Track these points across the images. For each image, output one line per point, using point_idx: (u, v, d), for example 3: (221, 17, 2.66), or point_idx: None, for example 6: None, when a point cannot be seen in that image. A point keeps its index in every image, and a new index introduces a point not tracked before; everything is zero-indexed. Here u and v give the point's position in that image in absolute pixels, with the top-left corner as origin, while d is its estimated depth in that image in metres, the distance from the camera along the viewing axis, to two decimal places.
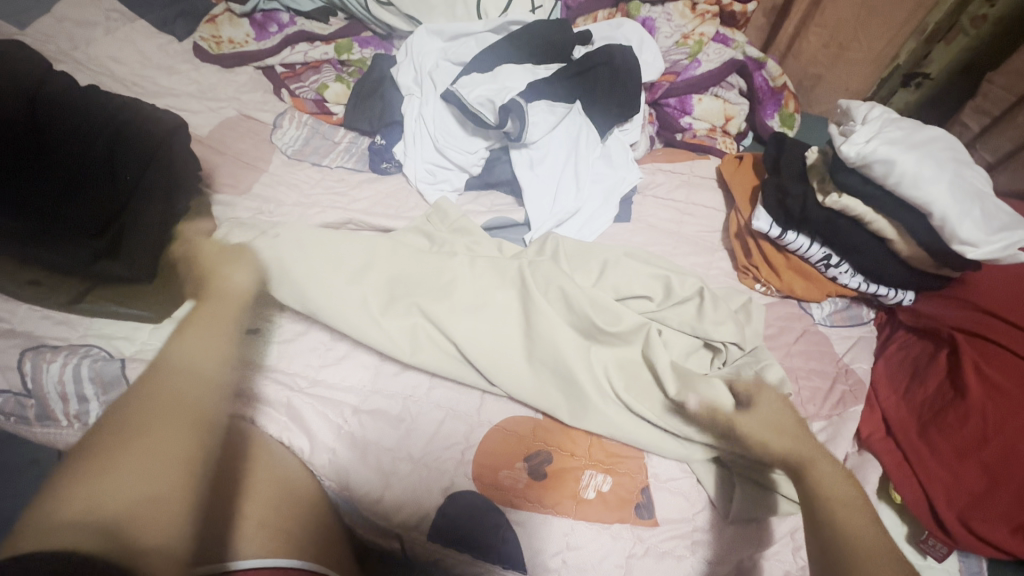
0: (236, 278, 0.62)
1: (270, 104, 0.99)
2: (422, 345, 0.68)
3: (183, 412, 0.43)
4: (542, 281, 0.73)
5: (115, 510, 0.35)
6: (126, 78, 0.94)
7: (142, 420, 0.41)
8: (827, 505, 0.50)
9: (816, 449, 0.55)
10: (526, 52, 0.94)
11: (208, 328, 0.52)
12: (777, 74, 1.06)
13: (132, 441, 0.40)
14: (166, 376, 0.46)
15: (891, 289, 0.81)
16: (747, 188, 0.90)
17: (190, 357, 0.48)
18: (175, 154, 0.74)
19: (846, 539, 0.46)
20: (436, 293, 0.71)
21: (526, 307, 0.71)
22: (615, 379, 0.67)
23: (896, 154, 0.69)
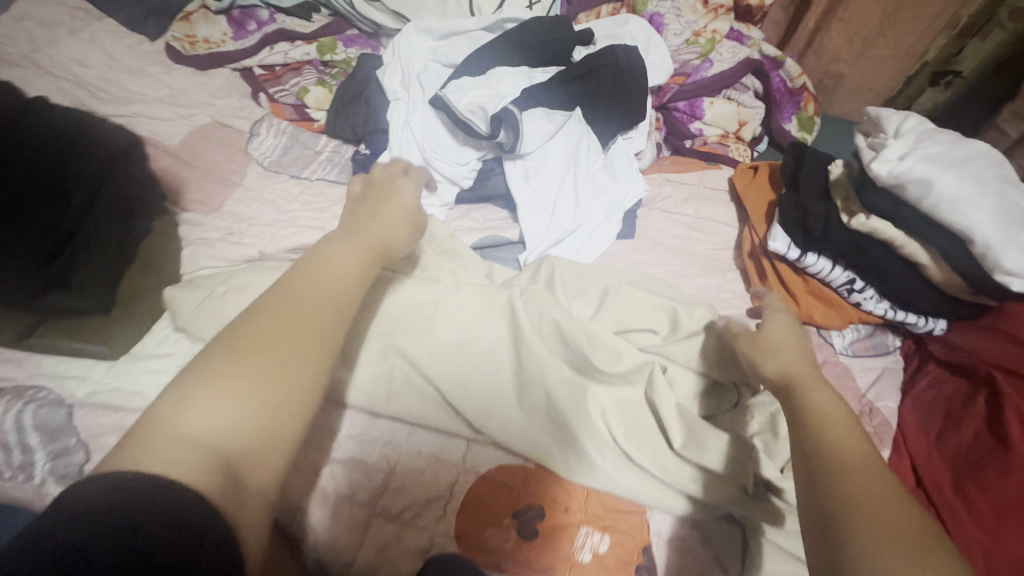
0: (403, 215, 0.57)
1: (246, 109, 0.92)
2: (398, 392, 0.62)
3: (311, 344, 0.40)
4: (536, 309, 0.66)
5: (226, 439, 0.35)
6: (91, 82, 0.88)
7: (271, 342, 0.39)
8: (812, 428, 0.45)
9: (812, 371, 0.51)
10: (521, 53, 0.86)
11: (355, 252, 0.49)
12: (796, 74, 0.97)
13: (249, 358, 0.38)
14: (306, 295, 0.43)
15: (920, 317, 0.75)
16: (763, 203, 0.83)
17: (331, 279, 0.45)
18: (132, 173, 0.69)
19: (831, 461, 0.42)
20: (415, 327, 0.64)
21: (517, 342, 0.64)
22: (615, 426, 0.61)
23: (935, 174, 0.61)
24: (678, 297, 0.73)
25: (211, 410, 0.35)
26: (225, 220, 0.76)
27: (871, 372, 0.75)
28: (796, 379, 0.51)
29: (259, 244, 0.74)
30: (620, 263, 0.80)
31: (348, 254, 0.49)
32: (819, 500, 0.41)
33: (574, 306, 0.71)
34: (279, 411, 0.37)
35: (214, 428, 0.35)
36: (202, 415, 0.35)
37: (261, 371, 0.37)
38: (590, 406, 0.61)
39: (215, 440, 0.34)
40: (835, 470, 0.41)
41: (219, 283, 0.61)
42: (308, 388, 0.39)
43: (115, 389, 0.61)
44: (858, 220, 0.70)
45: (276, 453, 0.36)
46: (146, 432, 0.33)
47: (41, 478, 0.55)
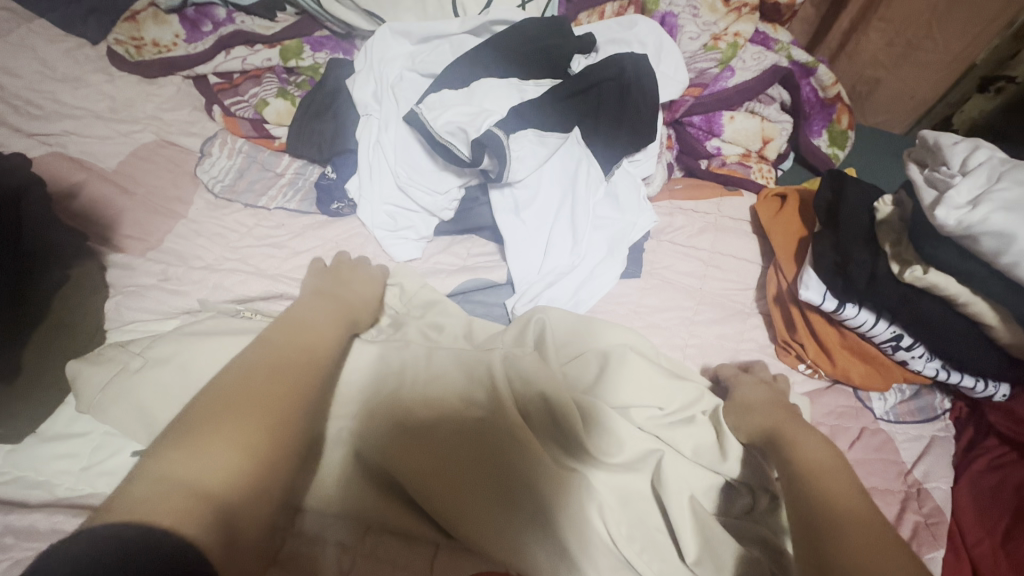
0: (362, 279, 0.63)
1: (199, 125, 0.81)
2: (353, 485, 0.52)
3: (293, 389, 0.42)
4: (519, 375, 0.55)
5: (212, 482, 0.35)
6: (19, 94, 0.77)
7: (256, 393, 0.40)
8: (807, 482, 0.49)
9: (790, 421, 0.55)
10: (511, 64, 0.74)
11: (329, 317, 0.53)
12: (829, 82, 0.85)
13: (234, 403, 0.39)
14: (284, 353, 0.45)
15: (981, 382, 0.62)
16: (791, 238, 0.72)
17: (309, 338, 0.48)
18: (33, 212, 0.57)
19: (826, 516, 0.45)
20: (376, 405, 0.54)
21: (495, 413, 0.52)
22: (612, 520, 0.49)
23: (1017, 226, 0.49)
24: (686, 375, 0.62)
25: (202, 453, 0.36)
26: (161, 262, 0.66)
27: (917, 443, 0.64)
28: (785, 431, 0.54)
29: (199, 293, 0.64)
30: (625, 310, 0.69)
31: (322, 318, 0.52)
32: (825, 561, 0.42)
33: (570, 373, 0.59)
34: (267, 455, 0.38)
35: (205, 477, 0.35)
36: (193, 463, 0.35)
37: (248, 414, 0.39)
38: (586, 506, 0.49)
39: (204, 481, 0.34)
40: (830, 520, 0.45)
41: (137, 354, 0.54)
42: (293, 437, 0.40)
43: (18, 479, 0.51)
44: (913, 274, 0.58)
45: (260, 497, 0.36)
46: (134, 481, 0.34)
47: None
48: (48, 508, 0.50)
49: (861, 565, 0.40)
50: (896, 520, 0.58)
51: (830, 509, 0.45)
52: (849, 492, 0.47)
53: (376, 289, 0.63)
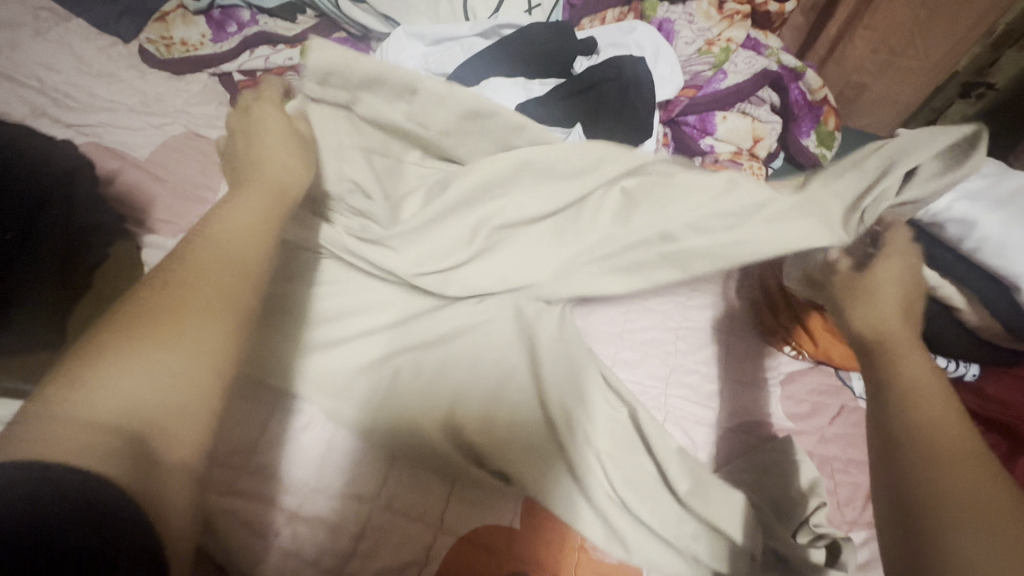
0: (291, 146, 0.54)
1: (224, 119, 0.86)
2: (389, 415, 0.60)
3: (229, 308, 0.37)
4: (501, 360, 0.65)
5: (144, 413, 0.31)
6: (57, 88, 0.82)
7: (176, 308, 0.35)
8: (899, 397, 0.42)
9: (902, 331, 0.47)
10: (518, 65, 0.80)
11: (261, 210, 0.45)
12: (817, 86, 0.91)
13: (161, 324, 0.34)
14: (201, 276, 0.37)
15: (951, 361, 0.67)
16: None
17: (239, 236, 0.41)
18: (78, 199, 0.63)
19: (905, 438, 0.39)
20: (423, 356, 0.65)
21: (535, 374, 0.63)
22: (614, 472, 0.56)
23: (977, 214, 0.56)
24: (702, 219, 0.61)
25: (119, 379, 0.31)
26: None
27: None
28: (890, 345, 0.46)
29: None
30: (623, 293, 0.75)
31: (253, 213, 0.44)
32: (912, 500, 0.36)
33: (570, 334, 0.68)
34: (204, 383, 0.34)
35: (122, 404, 0.31)
36: (119, 391, 0.31)
37: (182, 336, 0.34)
38: (584, 470, 0.56)
39: (131, 412, 0.31)
40: (924, 447, 0.38)
41: None
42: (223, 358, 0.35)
43: None
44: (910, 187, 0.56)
45: (196, 431, 0.33)
46: (45, 414, 0.29)
47: None
48: None
49: (939, 488, 0.36)
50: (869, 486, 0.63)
51: (921, 439, 0.38)
52: (949, 421, 0.39)
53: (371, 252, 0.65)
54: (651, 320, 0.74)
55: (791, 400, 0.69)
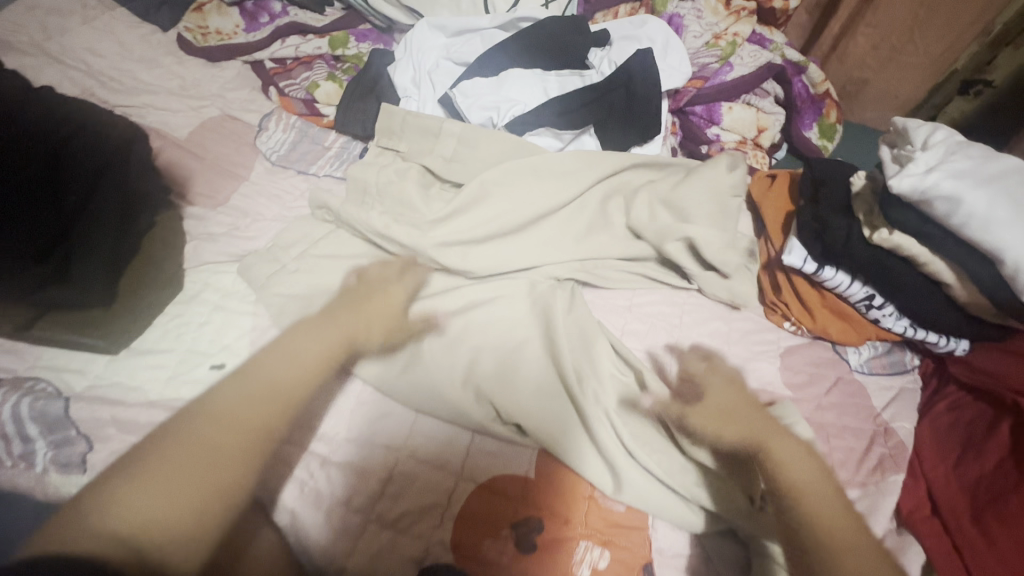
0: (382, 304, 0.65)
1: (257, 103, 0.91)
2: (413, 373, 0.64)
3: (239, 444, 0.48)
4: (513, 332, 0.69)
5: (147, 535, 0.41)
6: (102, 72, 0.88)
7: (209, 439, 0.47)
8: (788, 499, 0.53)
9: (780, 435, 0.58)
10: (536, 56, 0.85)
11: (320, 351, 0.57)
12: (819, 79, 0.95)
13: (180, 458, 0.45)
14: (237, 411, 0.50)
15: (943, 337, 0.71)
16: (779, 215, 0.80)
17: (283, 373, 0.54)
18: (133, 167, 0.66)
19: (820, 544, 0.50)
20: (443, 322, 0.68)
21: (550, 345, 0.67)
22: (622, 429, 0.61)
23: (963, 191, 0.59)
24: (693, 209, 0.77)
25: (142, 500, 0.42)
26: (230, 216, 0.76)
27: (888, 391, 0.73)
28: (762, 435, 0.58)
29: (264, 240, 0.73)
30: (630, 271, 0.79)
31: (313, 352, 0.56)
32: None
33: (579, 309, 0.72)
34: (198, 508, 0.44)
35: (144, 512, 0.42)
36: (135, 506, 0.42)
37: (191, 469, 0.45)
38: (596, 428, 0.61)
39: (139, 529, 0.41)
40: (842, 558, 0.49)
41: (211, 306, 0.67)
42: (230, 481, 0.46)
43: (114, 383, 0.61)
44: (903, 178, 0.62)
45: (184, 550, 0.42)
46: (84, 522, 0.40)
47: (44, 467, 0.56)
48: (144, 405, 0.60)
49: None
50: (864, 451, 0.67)
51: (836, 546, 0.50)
52: (844, 515, 0.52)
53: (405, 236, 0.70)
54: (657, 294, 0.79)
55: (790, 371, 0.73)
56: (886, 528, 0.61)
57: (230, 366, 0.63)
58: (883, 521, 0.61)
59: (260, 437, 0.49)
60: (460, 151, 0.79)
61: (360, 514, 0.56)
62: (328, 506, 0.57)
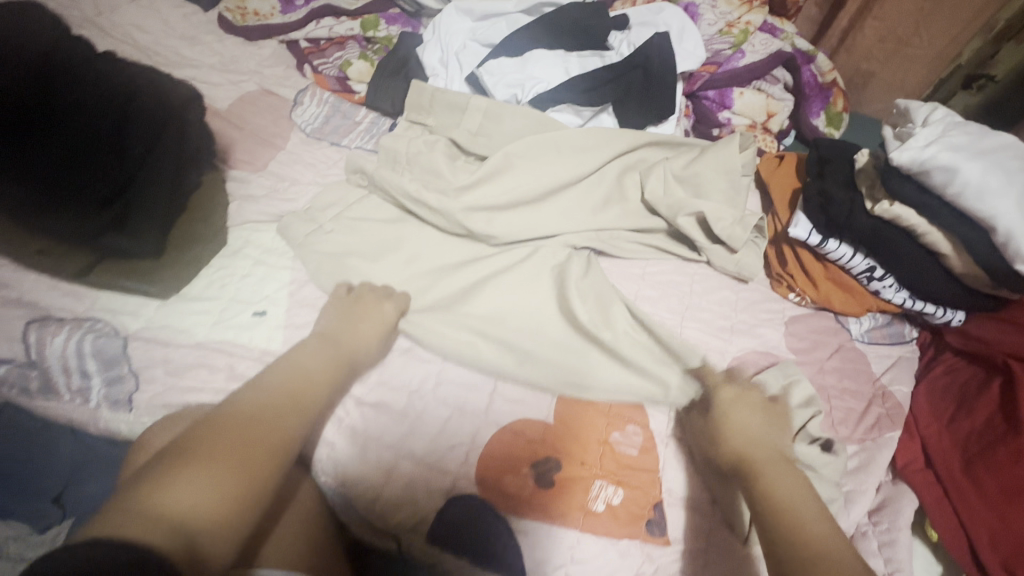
0: (371, 317, 0.66)
1: (292, 80, 0.96)
2: (438, 330, 0.68)
3: (273, 433, 0.50)
4: (531, 294, 0.73)
5: (196, 518, 0.40)
6: (148, 47, 0.93)
7: (245, 430, 0.48)
8: (768, 517, 0.50)
9: (775, 454, 0.56)
10: (558, 39, 0.89)
11: (326, 359, 0.60)
12: (826, 69, 1.00)
13: (224, 445, 0.46)
14: (261, 416, 0.50)
15: (939, 308, 0.75)
16: (786, 192, 0.85)
17: (299, 382, 0.56)
18: (188, 127, 0.71)
19: (796, 557, 0.45)
20: (466, 287, 0.73)
21: (564, 305, 0.72)
22: (631, 372, 0.68)
23: (960, 162, 0.63)
24: (705, 187, 0.82)
25: (189, 485, 0.41)
26: (269, 180, 0.80)
27: (887, 358, 0.77)
28: (753, 456, 0.56)
29: (302, 202, 0.78)
30: (645, 244, 0.83)
31: (321, 359, 0.60)
32: None
33: (592, 278, 0.76)
34: (244, 494, 0.43)
35: (190, 500, 0.40)
36: (184, 491, 0.41)
37: (233, 456, 0.45)
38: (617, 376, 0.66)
39: (188, 514, 0.40)
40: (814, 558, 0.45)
41: (253, 261, 0.71)
42: (271, 472, 0.47)
43: (164, 326, 0.65)
44: (908, 147, 0.67)
45: (229, 537, 0.41)
46: (131, 510, 0.38)
47: (98, 401, 0.60)
48: (193, 346, 0.64)
49: None
50: (863, 410, 0.71)
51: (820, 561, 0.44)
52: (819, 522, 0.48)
53: (433, 203, 0.74)
54: (669, 265, 0.83)
55: (794, 337, 0.77)
56: (881, 480, 0.65)
57: (270, 313, 0.67)
58: (879, 472, 0.65)
59: (287, 438, 0.50)
60: (485, 126, 0.84)
61: (390, 453, 0.61)
62: (367, 442, 0.61)
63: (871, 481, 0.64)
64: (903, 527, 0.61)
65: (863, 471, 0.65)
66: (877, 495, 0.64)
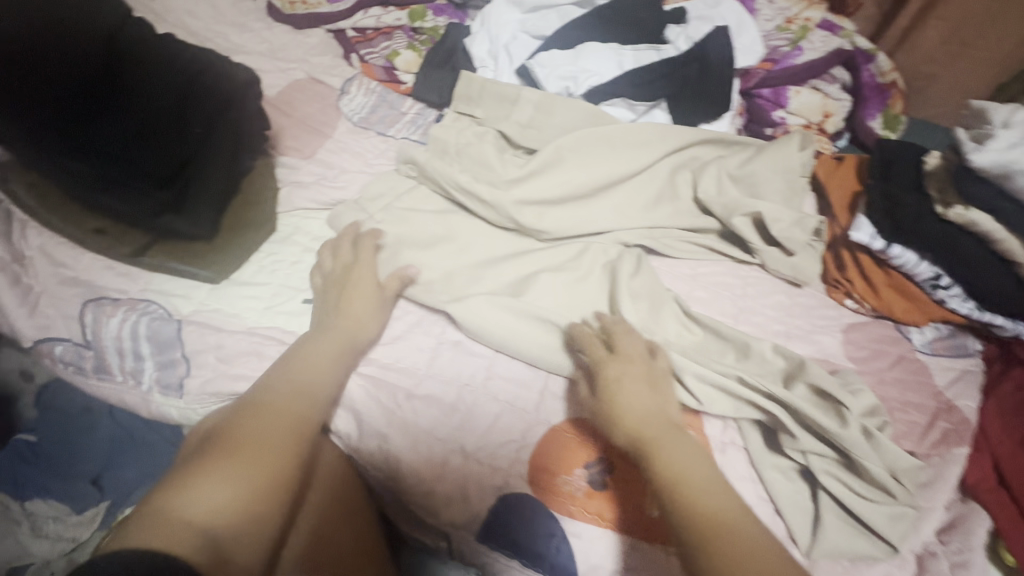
0: (369, 303, 0.63)
1: (339, 68, 0.95)
2: (492, 319, 0.66)
3: (284, 429, 0.50)
4: (584, 292, 0.71)
5: (214, 524, 0.40)
6: (199, 33, 0.94)
7: (257, 429, 0.48)
8: (672, 497, 0.49)
9: (670, 432, 0.54)
10: (612, 31, 0.88)
11: (331, 347, 0.59)
12: (887, 69, 0.96)
13: (236, 448, 0.46)
14: (272, 415, 0.50)
15: (1008, 320, 0.71)
16: (846, 195, 0.81)
17: (306, 375, 0.56)
18: (245, 111, 0.70)
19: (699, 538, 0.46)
20: (513, 282, 0.71)
21: (614, 307, 0.69)
22: (713, 376, 0.63)
23: None
24: (762, 189, 0.79)
25: (204, 491, 0.42)
26: (318, 167, 0.80)
27: (951, 371, 0.73)
28: (648, 439, 0.53)
29: (352, 190, 0.77)
30: (696, 245, 0.81)
31: (326, 346, 0.59)
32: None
33: (638, 282, 0.73)
34: (257, 495, 0.44)
35: (206, 505, 0.41)
36: (201, 497, 0.42)
37: (245, 457, 0.46)
38: (683, 378, 0.62)
39: (205, 520, 0.40)
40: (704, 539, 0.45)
41: (304, 248, 0.71)
42: (284, 468, 0.47)
43: (216, 310, 0.64)
44: (986, 150, 0.66)
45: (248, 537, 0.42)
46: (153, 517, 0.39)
47: (150, 385, 0.61)
48: (245, 332, 0.63)
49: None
50: (927, 424, 0.68)
51: (729, 546, 0.45)
52: (721, 503, 0.48)
53: (483, 194, 0.73)
54: (721, 266, 0.80)
55: (853, 346, 0.74)
56: (950, 498, 0.62)
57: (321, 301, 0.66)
58: (947, 489, 0.62)
59: (299, 433, 0.50)
60: (536, 118, 0.82)
61: (433, 447, 0.59)
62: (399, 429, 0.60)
63: (938, 498, 0.61)
64: (974, 547, 0.58)
65: (931, 488, 0.62)
66: (947, 512, 0.61)
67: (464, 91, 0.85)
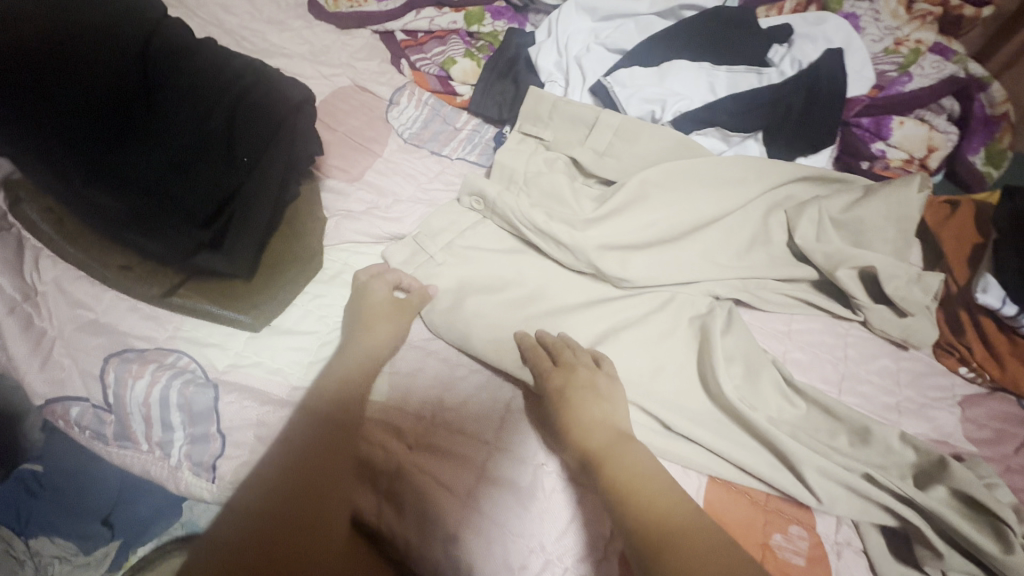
0: (388, 318, 0.58)
1: (388, 76, 0.85)
2: None
3: (281, 487, 0.47)
4: (670, 353, 0.62)
5: None
6: (235, 30, 0.85)
7: (255, 491, 0.47)
8: (620, 507, 0.44)
9: (614, 437, 0.49)
10: (704, 50, 0.79)
11: (345, 370, 0.54)
12: (999, 100, 0.86)
13: (233, 517, 0.45)
14: (269, 484, 0.47)
15: None
16: (964, 250, 0.73)
17: (312, 410, 0.51)
18: (299, 134, 0.62)
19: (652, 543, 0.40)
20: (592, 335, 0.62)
21: (705, 381, 0.61)
22: (834, 471, 0.54)
23: None
24: (871, 237, 0.70)
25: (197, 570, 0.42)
26: (368, 193, 0.71)
27: None
28: (604, 450, 0.48)
29: (407, 224, 0.68)
30: (791, 297, 0.71)
31: (337, 371, 0.54)
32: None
33: (731, 342, 0.63)
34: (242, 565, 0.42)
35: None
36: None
37: (237, 528, 0.45)
38: (800, 470, 0.54)
39: None
40: (660, 542, 0.40)
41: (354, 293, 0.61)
42: (272, 533, 0.44)
43: (255, 364, 0.56)
44: None
45: None
46: None
47: (178, 459, 0.53)
48: (287, 398, 0.54)
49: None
50: None
51: (683, 550, 0.39)
52: (676, 500, 0.44)
53: (560, 236, 0.64)
54: (818, 322, 0.71)
55: (972, 425, 0.64)
56: None
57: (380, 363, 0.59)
58: None
59: (293, 487, 0.46)
60: (615, 144, 0.72)
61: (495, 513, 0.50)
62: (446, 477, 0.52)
63: None
64: None
65: None
66: None
67: (531, 109, 0.75)
